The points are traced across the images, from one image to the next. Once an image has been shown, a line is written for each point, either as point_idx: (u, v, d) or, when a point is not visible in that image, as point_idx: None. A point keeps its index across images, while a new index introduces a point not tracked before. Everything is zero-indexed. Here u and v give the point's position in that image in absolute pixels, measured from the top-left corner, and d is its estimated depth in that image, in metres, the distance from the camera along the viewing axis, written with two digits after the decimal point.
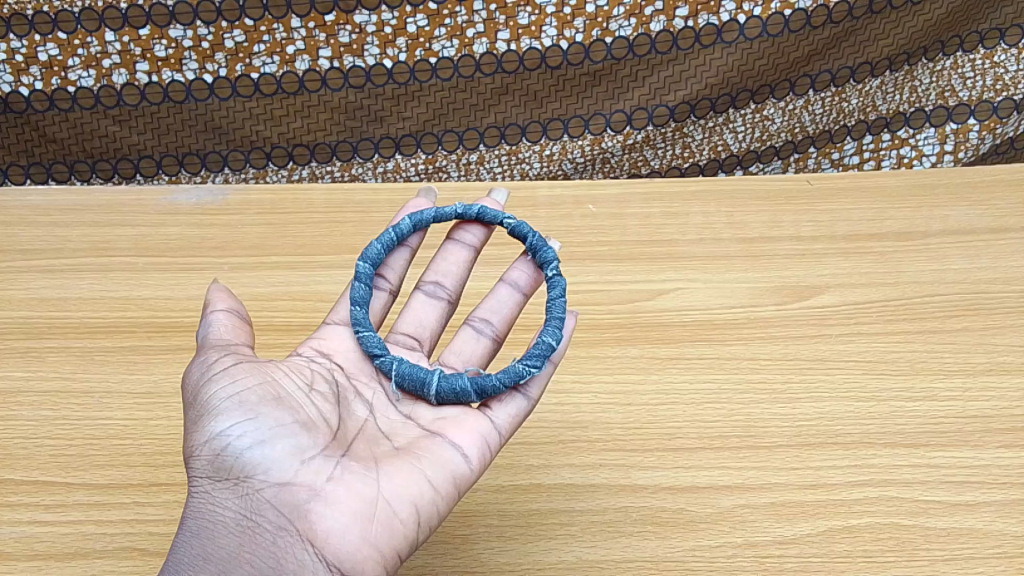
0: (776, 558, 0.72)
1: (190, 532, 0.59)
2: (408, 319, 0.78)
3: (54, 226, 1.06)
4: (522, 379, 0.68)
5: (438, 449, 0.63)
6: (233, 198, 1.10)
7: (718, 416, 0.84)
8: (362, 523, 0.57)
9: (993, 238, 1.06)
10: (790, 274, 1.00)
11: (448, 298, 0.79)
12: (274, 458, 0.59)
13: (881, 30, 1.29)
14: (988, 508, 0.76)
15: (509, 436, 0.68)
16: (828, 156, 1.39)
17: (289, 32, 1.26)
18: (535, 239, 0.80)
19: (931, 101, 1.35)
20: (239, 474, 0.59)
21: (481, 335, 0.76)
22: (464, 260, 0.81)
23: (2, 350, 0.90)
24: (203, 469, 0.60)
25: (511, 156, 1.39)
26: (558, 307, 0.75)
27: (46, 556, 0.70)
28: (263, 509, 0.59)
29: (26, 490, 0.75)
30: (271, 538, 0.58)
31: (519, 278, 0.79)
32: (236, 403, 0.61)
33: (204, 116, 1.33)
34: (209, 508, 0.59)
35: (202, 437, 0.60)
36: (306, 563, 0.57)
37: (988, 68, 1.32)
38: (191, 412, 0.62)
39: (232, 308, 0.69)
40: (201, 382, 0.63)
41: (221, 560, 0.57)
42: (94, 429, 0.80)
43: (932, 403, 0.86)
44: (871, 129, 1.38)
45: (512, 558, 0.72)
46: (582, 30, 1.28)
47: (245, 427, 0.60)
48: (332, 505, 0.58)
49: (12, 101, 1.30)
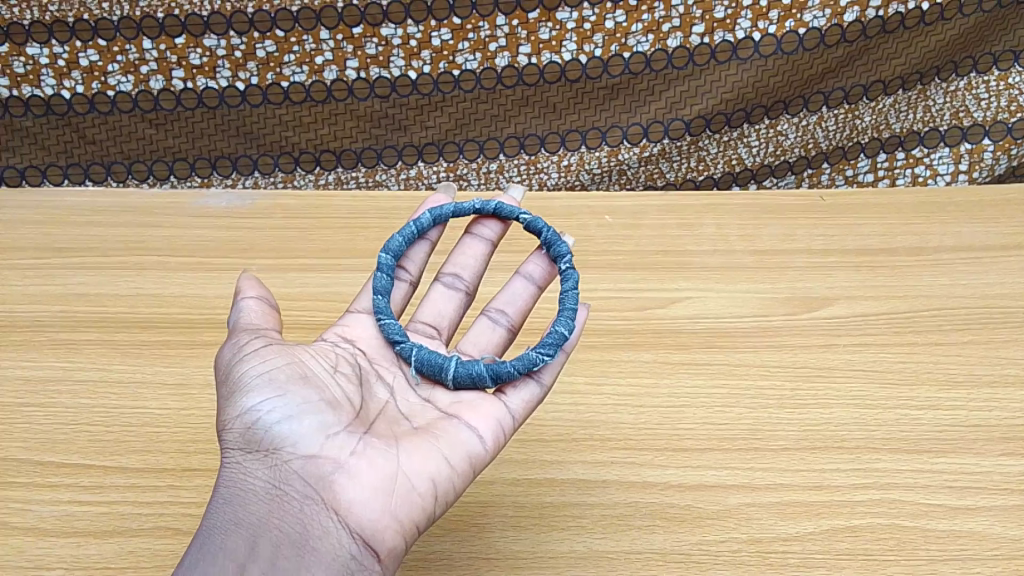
0: (780, 554, 0.75)
1: (223, 499, 0.62)
2: (428, 309, 0.81)
3: (92, 226, 1.10)
4: (536, 366, 0.72)
5: (455, 430, 0.66)
6: (263, 202, 1.15)
7: (727, 420, 0.86)
8: (383, 494, 0.61)
9: (1001, 255, 1.08)
10: (799, 285, 1.03)
11: (465, 289, 0.83)
12: (301, 432, 0.63)
13: (893, 50, 1.32)
14: (988, 513, 0.79)
15: (522, 421, 0.72)
16: (842, 173, 1.42)
17: (318, 44, 1.31)
18: (550, 234, 0.83)
19: (945, 121, 1.37)
20: (269, 447, 0.63)
21: (497, 325, 0.80)
22: (481, 253, 0.84)
23: (42, 341, 0.94)
24: (235, 441, 0.63)
25: (530, 166, 1.43)
26: (571, 299, 0.79)
27: (85, 533, 0.74)
28: (291, 479, 0.62)
29: (65, 472, 0.80)
30: (298, 506, 0.61)
31: (534, 271, 0.82)
32: (266, 379, 0.64)
33: (236, 121, 1.38)
34: (240, 477, 0.63)
35: (234, 411, 0.64)
36: (330, 530, 0.60)
37: (1002, 90, 1.34)
38: (224, 389, 0.66)
39: (260, 296, 0.73)
40: (233, 362, 0.67)
41: (252, 525, 0.60)
42: (130, 417, 0.84)
43: (937, 411, 0.89)
44: (885, 148, 1.40)
45: (525, 546, 0.75)
46: (601, 45, 1.32)
47: (274, 403, 0.63)
48: (355, 477, 0.61)
49: (53, 104, 1.35)
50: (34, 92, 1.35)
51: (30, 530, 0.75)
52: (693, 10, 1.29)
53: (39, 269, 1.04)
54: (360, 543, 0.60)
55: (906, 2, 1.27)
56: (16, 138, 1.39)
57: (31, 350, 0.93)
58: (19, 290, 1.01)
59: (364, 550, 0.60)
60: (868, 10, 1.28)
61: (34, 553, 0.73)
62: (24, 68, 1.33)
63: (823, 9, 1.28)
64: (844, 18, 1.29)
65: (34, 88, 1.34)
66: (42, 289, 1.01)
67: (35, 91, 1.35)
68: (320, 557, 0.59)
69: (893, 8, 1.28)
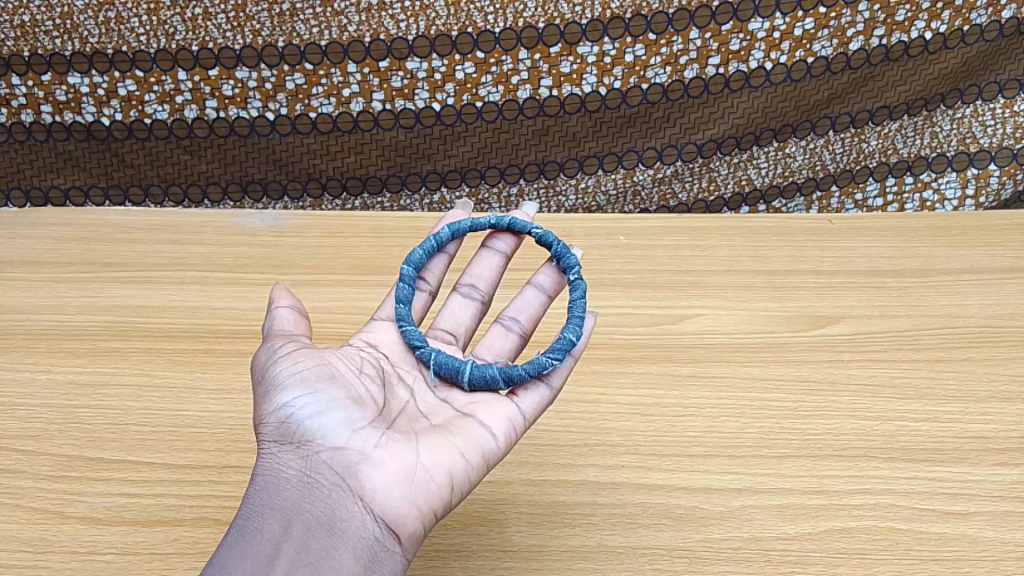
0: (779, 552, 0.79)
1: (259, 486, 0.68)
2: (446, 317, 0.87)
3: (136, 243, 1.18)
4: (545, 370, 0.77)
5: (470, 428, 0.72)
6: (296, 222, 1.22)
7: (732, 428, 0.91)
8: (403, 483, 0.66)
9: (1001, 277, 1.13)
10: (804, 304, 1.08)
11: (480, 299, 0.88)
12: (329, 426, 0.69)
13: (899, 77, 1.37)
14: (979, 518, 0.83)
15: (532, 421, 0.77)
16: (851, 197, 1.47)
17: (346, 76, 1.38)
18: (560, 246, 0.89)
19: (952, 147, 1.41)
20: (300, 439, 0.69)
21: (510, 331, 0.85)
22: (496, 265, 0.90)
23: (89, 348, 1.01)
24: (270, 434, 0.69)
25: (549, 190, 1.50)
26: (579, 307, 0.84)
27: (133, 522, 0.81)
28: (320, 468, 0.67)
29: (114, 467, 0.87)
30: (327, 492, 0.66)
31: (544, 281, 0.88)
32: (298, 379, 0.70)
33: (267, 149, 1.46)
34: (275, 467, 0.68)
35: (269, 407, 0.70)
36: (355, 514, 0.65)
37: (1008, 117, 1.37)
38: (260, 388, 0.72)
39: (292, 305, 0.79)
40: (269, 363, 0.73)
41: (285, 508, 0.66)
42: (174, 419, 0.91)
43: (934, 423, 0.93)
44: (893, 172, 1.45)
45: (539, 540, 0.80)
46: (620, 78, 1.39)
47: (305, 399, 0.69)
48: (378, 467, 0.67)
49: (94, 130, 1.43)
50: (76, 119, 1.42)
51: (83, 519, 0.82)
52: (709, 43, 1.34)
53: (86, 281, 1.11)
54: (383, 527, 0.65)
55: (909, 32, 1.33)
56: (60, 161, 1.47)
57: (80, 355, 1.00)
58: (66, 300, 1.08)
59: (386, 534, 0.65)
60: (872, 39, 1.34)
61: (87, 539, 0.80)
62: (65, 97, 1.40)
63: (832, 39, 1.34)
64: (850, 48, 1.35)
65: (75, 116, 1.42)
66: (89, 300, 1.08)
67: (76, 118, 1.42)
68: (347, 538, 0.64)
69: (896, 37, 1.33)
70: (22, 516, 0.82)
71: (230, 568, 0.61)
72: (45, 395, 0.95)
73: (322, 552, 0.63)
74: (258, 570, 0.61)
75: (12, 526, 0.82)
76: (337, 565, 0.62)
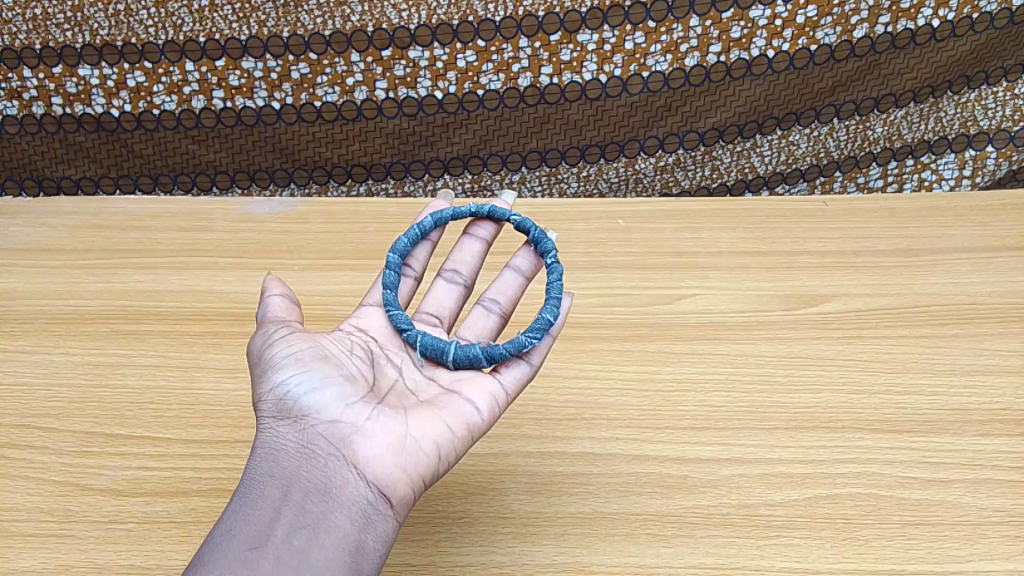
0: (765, 516, 0.84)
1: (258, 457, 0.71)
2: (431, 301, 0.91)
3: (146, 231, 1.21)
4: (525, 349, 0.81)
5: (457, 403, 0.76)
6: (302, 209, 1.25)
7: (725, 402, 0.95)
8: (394, 452, 0.70)
9: (992, 255, 1.15)
10: (795, 282, 1.11)
11: (464, 283, 0.92)
12: (324, 401, 0.72)
13: (906, 65, 1.38)
14: (959, 484, 0.87)
15: (514, 397, 0.81)
16: (854, 180, 1.52)
17: (350, 65, 1.41)
18: (537, 232, 0.93)
19: (954, 130, 1.44)
20: (296, 414, 0.72)
21: (490, 312, 0.89)
22: (478, 252, 0.94)
23: (104, 331, 1.05)
24: (268, 410, 0.73)
25: (550, 177, 1.54)
26: (556, 289, 0.88)
27: (153, 493, 0.86)
28: (316, 440, 0.71)
29: (133, 442, 0.92)
30: (323, 461, 0.70)
31: (522, 264, 0.92)
32: (294, 359, 0.74)
33: (272, 138, 1.49)
34: (273, 439, 0.72)
35: (266, 385, 0.74)
36: (349, 481, 0.69)
37: (1009, 100, 1.40)
38: (256, 369, 0.76)
39: (284, 293, 0.81)
40: (265, 345, 0.76)
41: (283, 476, 0.69)
42: (189, 397, 0.96)
43: (920, 396, 0.96)
44: (896, 156, 1.48)
45: (537, 507, 0.85)
46: (620, 65, 1.41)
47: (301, 377, 0.73)
48: (370, 438, 0.71)
49: (103, 121, 1.47)
50: (86, 110, 1.46)
51: (104, 490, 0.87)
52: (710, 31, 1.37)
53: (99, 268, 1.15)
54: (376, 492, 0.69)
55: (915, 19, 1.34)
56: (71, 152, 1.51)
57: (96, 338, 1.04)
58: (80, 286, 1.12)
59: (379, 498, 0.69)
60: (877, 27, 1.35)
61: (109, 510, 0.85)
62: (75, 88, 1.43)
63: (835, 27, 1.35)
64: (853, 35, 1.36)
65: (85, 107, 1.45)
66: (102, 284, 1.12)
67: (87, 109, 1.46)
68: (342, 502, 0.67)
69: (902, 24, 1.35)
70: (46, 489, 0.87)
71: (234, 528, 0.64)
72: (63, 375, 1.00)
73: (320, 514, 0.66)
74: (260, 531, 0.64)
75: (37, 498, 0.87)
76: (333, 526, 0.65)
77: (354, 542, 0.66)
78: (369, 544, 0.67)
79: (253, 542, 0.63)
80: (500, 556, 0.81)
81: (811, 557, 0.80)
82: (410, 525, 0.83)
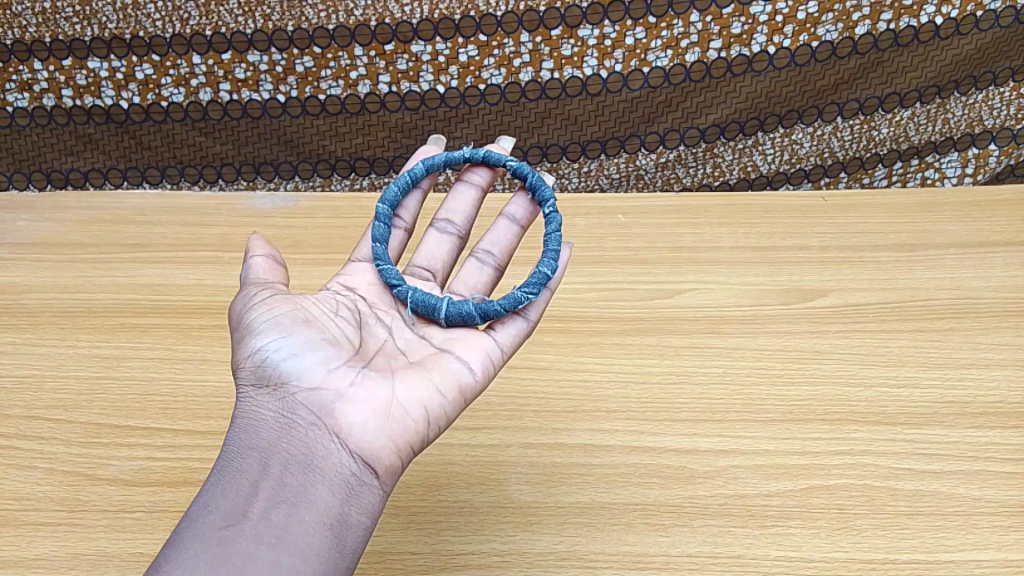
0: (760, 506, 0.85)
1: (238, 427, 0.72)
2: (423, 253, 0.92)
3: (151, 224, 1.23)
4: (520, 304, 0.81)
5: (446, 364, 0.76)
6: (306, 204, 1.26)
7: (722, 395, 0.96)
8: (379, 418, 0.70)
9: (991, 250, 1.16)
10: (794, 276, 1.12)
11: (457, 233, 0.93)
12: (306, 367, 0.73)
13: (908, 63, 1.39)
14: (953, 476, 0.89)
15: (511, 351, 0.81)
16: (859, 181, 1.54)
17: (353, 59, 1.42)
18: (535, 179, 0.93)
19: (959, 130, 1.45)
20: (276, 381, 0.72)
21: (485, 264, 0.90)
22: (471, 200, 0.94)
23: (111, 324, 1.06)
24: (248, 377, 0.73)
25: (552, 172, 1.55)
26: (555, 240, 0.88)
27: (161, 482, 0.89)
28: (297, 408, 0.71)
29: (140, 433, 0.94)
30: (304, 431, 0.70)
31: (517, 212, 0.93)
32: (275, 324, 0.74)
33: (278, 131, 1.50)
34: (253, 409, 0.72)
35: (246, 352, 0.74)
36: (331, 451, 0.69)
37: (1013, 99, 1.41)
38: (237, 333, 0.76)
39: (268, 255, 0.83)
40: (244, 310, 0.77)
41: (263, 448, 0.70)
42: (195, 389, 0.98)
43: (915, 389, 0.98)
44: (902, 157, 1.50)
45: (537, 497, 0.87)
46: (621, 60, 1.42)
47: (282, 343, 0.73)
48: (353, 404, 0.71)
49: (113, 113, 1.48)
50: (96, 102, 1.47)
51: (113, 480, 0.89)
52: (710, 27, 1.38)
53: (105, 262, 1.16)
54: (359, 462, 0.69)
55: (918, 16, 1.35)
56: (80, 144, 1.52)
57: (102, 331, 1.06)
58: (87, 279, 1.13)
59: (363, 468, 0.69)
60: (879, 24, 1.36)
61: (118, 499, 0.87)
62: (85, 81, 1.45)
63: (836, 23, 1.36)
64: (855, 31, 1.37)
65: (95, 99, 1.47)
66: (108, 278, 1.13)
67: (96, 101, 1.47)
68: (324, 473, 0.68)
69: (904, 22, 1.35)
70: (55, 479, 0.89)
71: (211, 505, 0.66)
72: (72, 367, 1.01)
73: (300, 488, 0.67)
74: (236, 508, 0.65)
75: (48, 488, 0.89)
76: (313, 499, 0.66)
77: (337, 514, 0.66)
78: (353, 516, 0.67)
79: (229, 520, 0.64)
80: (501, 544, 0.83)
81: (807, 546, 0.82)
82: (413, 513, 0.85)
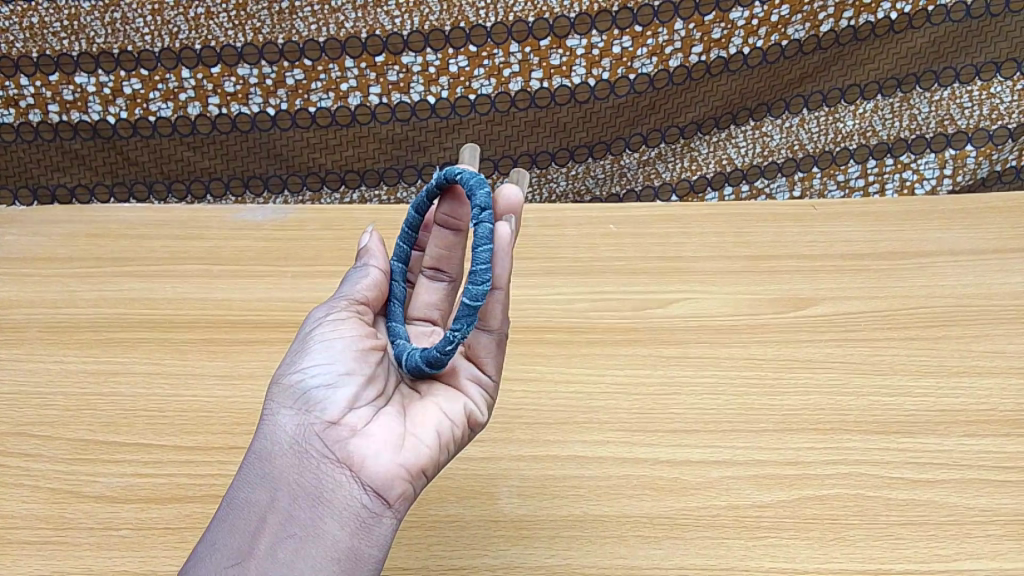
0: (753, 517, 0.86)
1: (253, 454, 0.70)
2: (418, 304, 0.91)
3: (137, 237, 1.21)
4: (452, 343, 0.73)
5: (457, 404, 0.77)
6: (297, 215, 1.23)
7: (714, 405, 0.96)
8: (394, 451, 0.70)
9: (983, 257, 1.15)
10: (787, 285, 1.11)
11: (448, 278, 0.92)
12: (334, 396, 0.71)
13: (866, 56, 1.40)
14: (946, 485, 0.89)
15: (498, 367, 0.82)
16: (833, 178, 1.48)
17: (344, 71, 1.42)
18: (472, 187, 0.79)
19: (931, 129, 1.43)
20: (303, 407, 0.71)
21: None
22: (452, 243, 0.90)
23: (96, 339, 1.05)
24: (275, 400, 0.72)
25: (541, 178, 1.53)
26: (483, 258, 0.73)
27: (148, 499, 0.89)
28: (314, 437, 0.69)
29: (127, 449, 0.93)
30: (317, 462, 0.68)
31: None
32: (325, 347, 0.74)
33: (267, 144, 1.49)
34: (269, 435, 0.71)
35: (284, 373, 0.74)
36: (344, 483, 0.68)
37: (984, 99, 1.41)
38: (288, 351, 0.76)
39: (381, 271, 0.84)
40: (304, 331, 0.77)
41: (274, 477, 0.68)
42: (184, 404, 0.97)
43: (907, 398, 0.97)
44: (874, 154, 1.46)
45: (529, 511, 0.86)
46: (608, 69, 1.43)
47: (322, 368, 0.73)
48: (369, 437, 0.70)
49: (99, 128, 1.47)
50: (82, 117, 1.46)
51: (99, 497, 0.89)
52: (693, 33, 1.39)
53: (90, 275, 1.14)
54: (371, 495, 0.68)
55: (875, 13, 1.36)
56: (66, 159, 1.51)
57: (89, 346, 1.04)
58: (73, 294, 1.12)
59: (374, 501, 0.68)
60: (841, 21, 1.37)
61: (104, 516, 0.88)
62: (72, 96, 1.44)
63: (804, 23, 1.37)
64: (821, 30, 1.38)
65: (81, 114, 1.46)
66: (93, 291, 1.12)
67: (83, 116, 1.46)
68: (333, 507, 0.66)
69: (863, 18, 1.37)
70: (41, 496, 0.89)
71: (219, 543, 0.65)
72: (58, 384, 1.00)
73: (308, 522, 0.66)
74: (244, 544, 0.65)
75: (34, 505, 0.89)
76: (321, 534, 0.65)
77: (345, 549, 0.65)
78: (362, 550, 0.66)
79: (235, 558, 0.64)
80: (491, 559, 0.83)
81: (799, 557, 0.83)
82: (401, 529, 0.85)
